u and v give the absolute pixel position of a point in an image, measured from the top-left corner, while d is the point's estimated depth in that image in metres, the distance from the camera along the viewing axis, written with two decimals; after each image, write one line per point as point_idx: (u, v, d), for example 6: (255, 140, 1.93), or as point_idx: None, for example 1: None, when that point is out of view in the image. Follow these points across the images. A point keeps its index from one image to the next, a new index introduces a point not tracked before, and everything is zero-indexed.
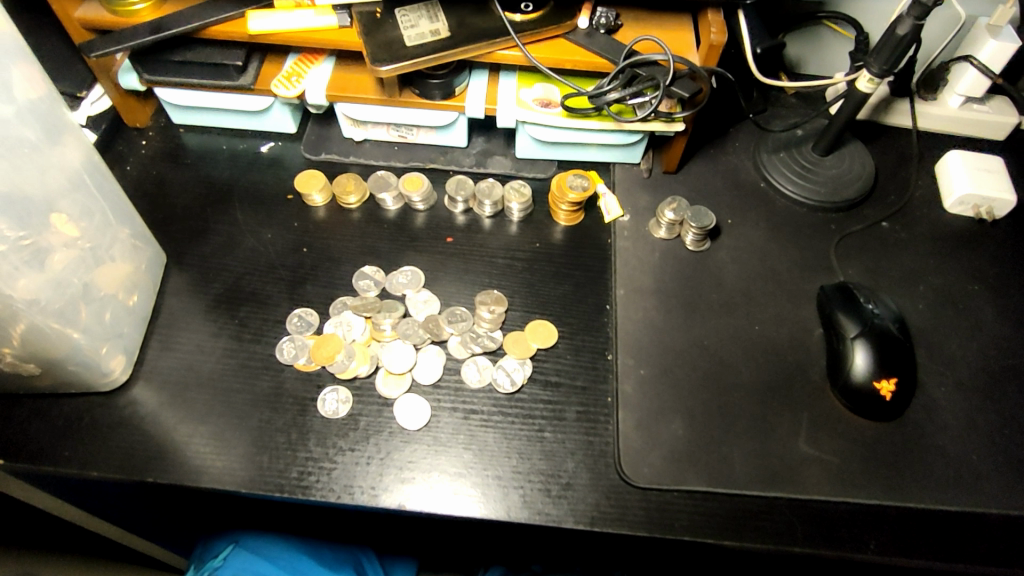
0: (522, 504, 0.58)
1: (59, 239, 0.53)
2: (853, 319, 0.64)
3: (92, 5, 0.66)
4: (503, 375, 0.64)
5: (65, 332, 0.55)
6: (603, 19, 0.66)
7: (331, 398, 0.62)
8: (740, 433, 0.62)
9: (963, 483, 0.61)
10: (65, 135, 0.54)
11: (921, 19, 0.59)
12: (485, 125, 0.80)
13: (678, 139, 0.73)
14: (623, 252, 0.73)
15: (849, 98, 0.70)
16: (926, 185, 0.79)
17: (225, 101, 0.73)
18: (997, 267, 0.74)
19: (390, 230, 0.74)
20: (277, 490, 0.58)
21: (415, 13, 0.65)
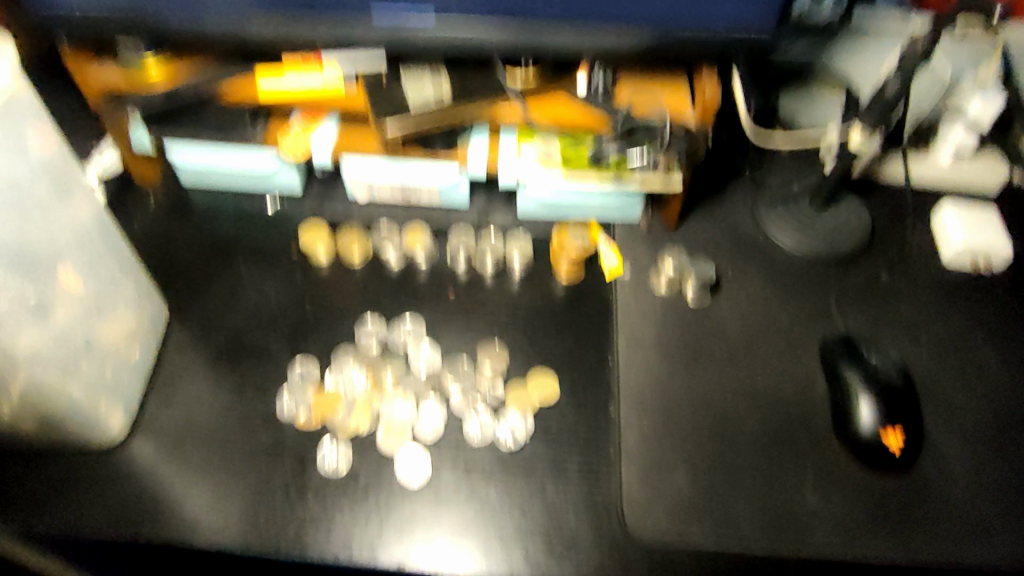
0: (523, 562, 0.57)
1: (64, 294, 0.54)
2: (856, 371, 0.63)
3: (106, 64, 0.69)
4: (504, 431, 0.63)
5: (65, 386, 0.55)
6: (600, 81, 0.69)
7: (331, 453, 0.61)
8: (746, 488, 0.61)
9: (975, 540, 0.59)
10: (76, 193, 0.55)
11: (909, 78, 0.61)
12: (487, 181, 0.82)
13: (676, 195, 0.74)
14: (624, 305, 0.73)
15: (843, 153, 0.71)
16: (924, 236, 0.80)
17: (232, 159, 0.75)
18: (998, 318, 0.74)
19: (392, 283, 0.74)
20: (274, 550, 0.57)
21: (422, 75, 0.69)
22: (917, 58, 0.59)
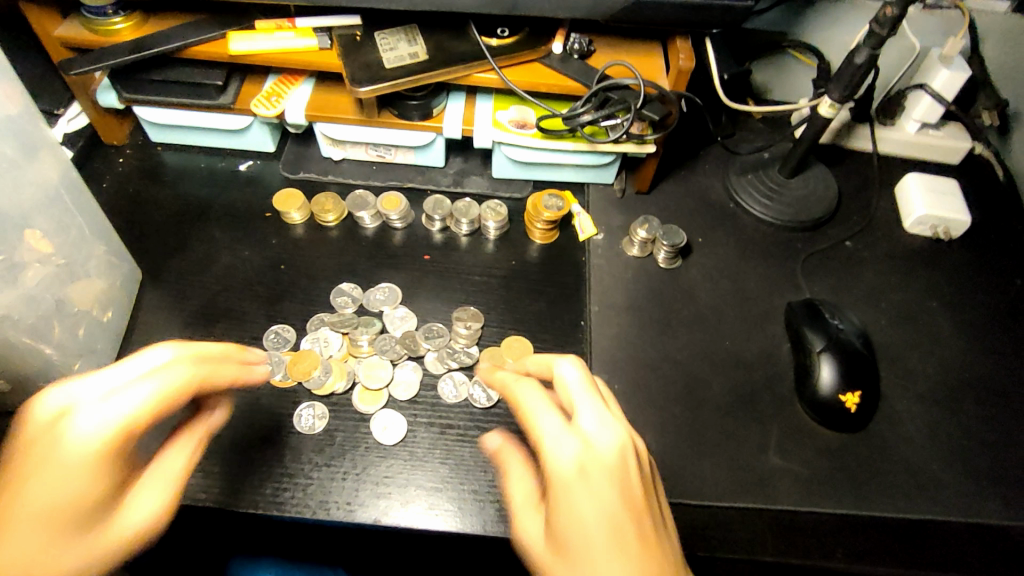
0: (497, 517, 0.58)
1: (32, 255, 0.53)
2: (817, 334, 0.66)
3: (73, 24, 0.67)
4: (479, 390, 0.64)
5: (37, 348, 0.54)
6: (576, 44, 0.68)
7: (307, 414, 0.62)
8: (712, 445, 0.64)
9: (925, 492, 0.63)
10: (42, 151, 0.54)
11: (877, 49, 0.63)
12: (463, 146, 0.82)
13: (650, 161, 0.75)
14: (597, 271, 0.74)
15: (812, 122, 0.73)
16: (887, 206, 0.83)
17: (204, 119, 0.74)
18: (954, 284, 0.77)
19: (367, 248, 0.75)
20: (252, 507, 0.57)
21: (395, 36, 0.67)
22: (886, 28, 0.61)
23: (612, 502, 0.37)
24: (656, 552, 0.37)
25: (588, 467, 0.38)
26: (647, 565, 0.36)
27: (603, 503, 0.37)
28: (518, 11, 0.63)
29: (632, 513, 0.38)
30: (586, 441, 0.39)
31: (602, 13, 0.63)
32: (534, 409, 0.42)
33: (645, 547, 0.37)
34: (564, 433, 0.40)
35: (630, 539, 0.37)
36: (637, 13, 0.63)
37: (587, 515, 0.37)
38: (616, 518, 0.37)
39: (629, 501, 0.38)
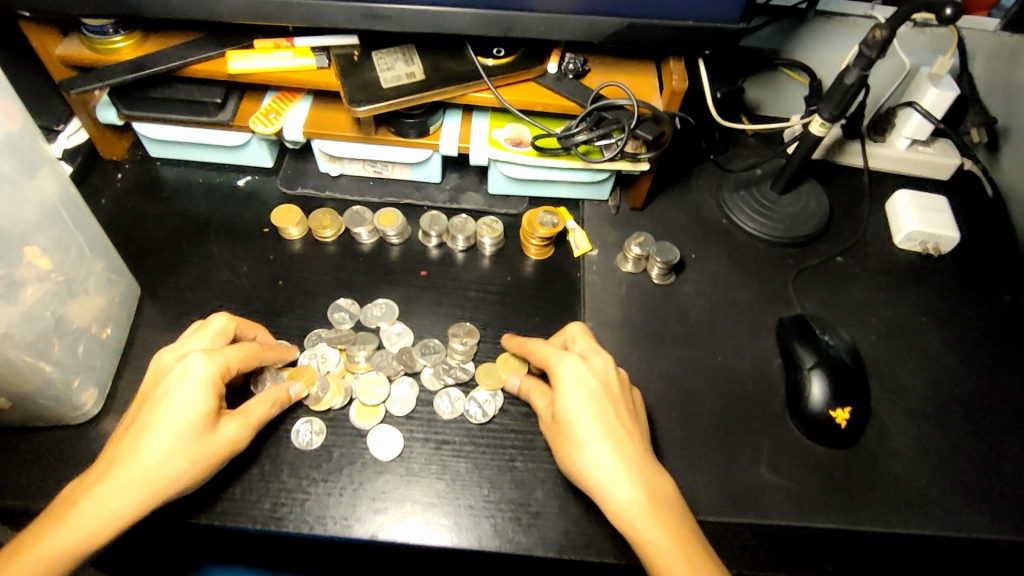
0: (492, 532, 0.58)
1: (31, 272, 0.54)
2: (808, 350, 0.67)
3: (73, 42, 0.68)
4: (475, 406, 0.65)
5: (37, 365, 0.55)
6: (571, 65, 0.69)
7: (305, 430, 0.63)
8: (704, 461, 0.64)
9: (915, 507, 0.64)
10: (41, 168, 0.55)
11: (867, 70, 0.64)
12: (459, 162, 0.83)
13: (644, 178, 0.76)
14: (591, 287, 0.75)
15: (803, 141, 0.74)
16: (878, 222, 0.84)
17: (203, 135, 0.75)
18: (943, 300, 0.78)
19: (364, 264, 0.75)
20: (250, 522, 0.58)
21: (393, 56, 0.68)
22: (875, 51, 0.62)
23: (595, 392, 0.56)
24: (623, 422, 0.55)
25: (578, 371, 0.57)
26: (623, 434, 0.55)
27: (586, 392, 0.56)
28: (513, 32, 0.64)
29: (608, 404, 0.56)
30: (580, 359, 0.58)
31: (597, 35, 0.64)
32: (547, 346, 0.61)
33: (616, 420, 0.55)
34: (563, 354, 0.59)
35: (604, 414, 0.55)
36: (631, 35, 0.64)
37: (575, 401, 0.56)
38: (597, 403, 0.55)
39: (605, 397, 0.56)
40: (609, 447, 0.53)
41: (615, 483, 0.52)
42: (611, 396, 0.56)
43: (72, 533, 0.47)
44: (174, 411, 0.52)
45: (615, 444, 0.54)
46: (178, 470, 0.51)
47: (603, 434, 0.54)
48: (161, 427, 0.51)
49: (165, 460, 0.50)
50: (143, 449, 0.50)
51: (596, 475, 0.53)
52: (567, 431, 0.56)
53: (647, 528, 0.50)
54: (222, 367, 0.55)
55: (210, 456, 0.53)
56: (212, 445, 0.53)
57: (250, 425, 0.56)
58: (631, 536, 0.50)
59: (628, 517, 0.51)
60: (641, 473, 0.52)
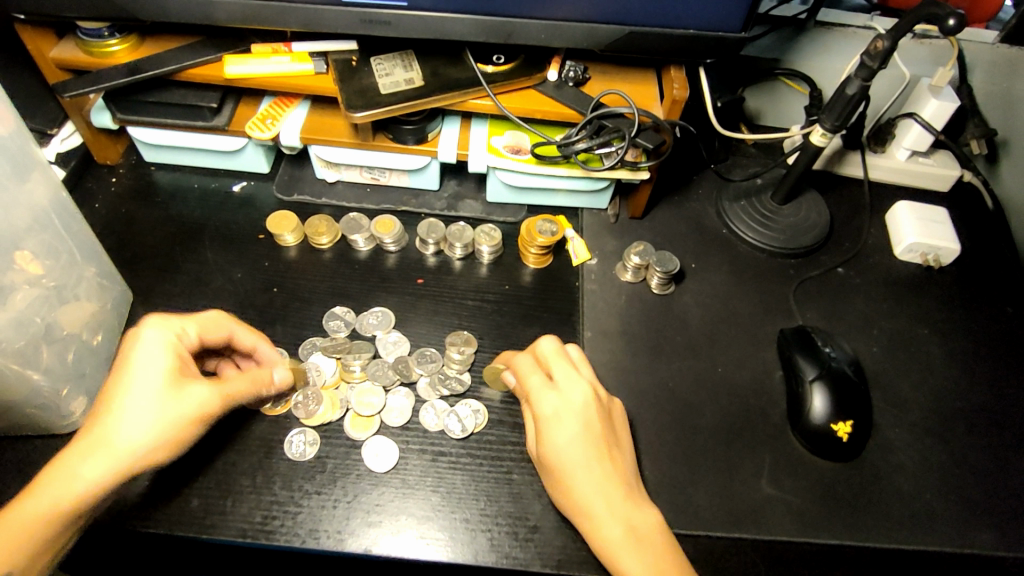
0: (489, 547, 0.57)
1: (21, 277, 0.53)
2: (810, 362, 0.66)
3: (68, 45, 0.67)
4: (455, 421, 0.64)
5: (25, 374, 0.54)
6: (571, 72, 0.68)
7: (297, 440, 0.62)
8: (704, 474, 0.63)
9: (918, 522, 0.63)
10: (33, 173, 0.53)
11: (868, 81, 0.63)
12: (458, 169, 0.82)
13: (644, 186, 0.76)
14: (590, 296, 0.74)
15: (804, 150, 0.73)
16: (878, 233, 0.84)
17: (199, 140, 0.74)
18: (945, 312, 0.78)
19: (361, 271, 0.74)
20: (240, 535, 0.56)
21: (391, 62, 0.67)
22: (877, 62, 0.62)
23: (577, 432, 0.54)
24: (609, 458, 0.54)
25: (566, 406, 0.55)
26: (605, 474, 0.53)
27: (567, 433, 0.54)
28: (514, 39, 0.64)
29: (595, 441, 0.54)
30: (564, 391, 0.56)
31: (597, 43, 0.64)
32: (529, 370, 0.58)
33: (601, 460, 0.54)
34: (549, 386, 0.56)
35: (587, 456, 0.53)
36: (632, 42, 0.64)
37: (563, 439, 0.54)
38: (579, 443, 0.53)
39: (587, 436, 0.54)
40: (595, 486, 0.53)
41: (601, 522, 0.52)
42: (598, 430, 0.55)
43: (43, 502, 0.45)
44: (134, 372, 0.49)
45: (596, 484, 0.53)
46: (150, 433, 0.48)
47: (590, 474, 0.53)
48: (126, 389, 0.49)
49: (128, 431, 0.48)
50: (110, 414, 0.48)
51: (578, 513, 0.53)
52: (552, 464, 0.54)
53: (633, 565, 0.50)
54: (179, 339, 0.53)
55: (180, 416, 0.50)
56: (184, 411, 0.50)
57: (225, 395, 0.53)
58: (614, 567, 0.51)
59: (610, 556, 0.51)
60: (623, 512, 0.52)
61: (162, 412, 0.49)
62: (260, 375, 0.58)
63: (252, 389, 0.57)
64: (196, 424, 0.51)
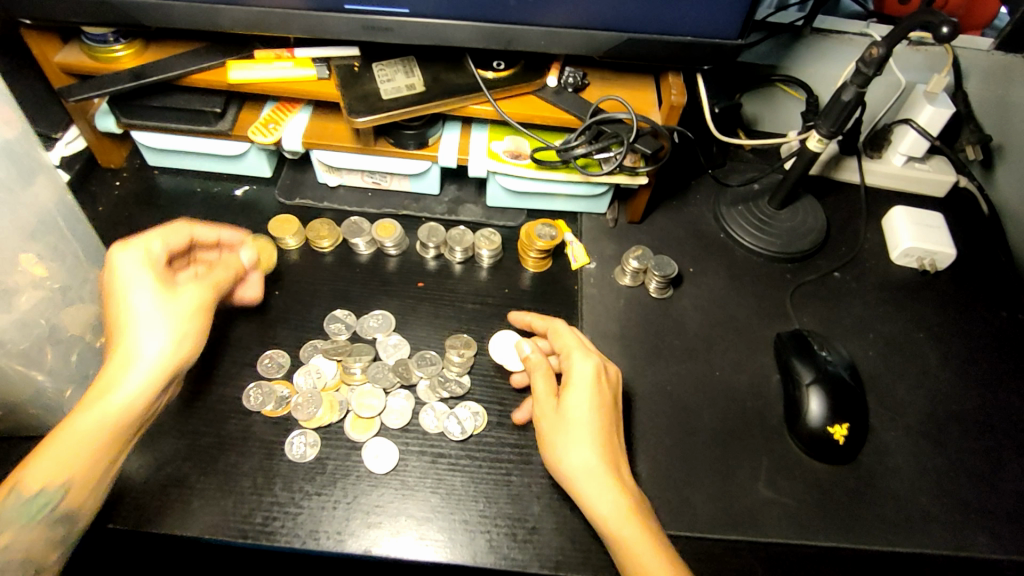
0: (488, 548, 0.58)
1: (26, 280, 0.53)
2: (806, 365, 0.67)
3: (73, 50, 0.68)
4: (454, 423, 0.64)
5: (28, 374, 0.55)
6: (570, 78, 0.69)
7: (298, 442, 0.62)
8: (701, 476, 0.64)
9: (914, 525, 0.63)
10: (38, 176, 0.54)
11: (864, 87, 0.64)
12: (458, 174, 0.83)
13: (642, 191, 0.76)
14: (589, 299, 0.75)
15: (801, 156, 0.74)
16: (874, 238, 0.84)
17: (202, 144, 0.74)
18: (941, 317, 0.78)
19: (361, 275, 0.75)
20: (240, 536, 0.57)
21: (392, 68, 0.68)
22: (872, 68, 0.62)
23: (600, 399, 0.58)
24: (610, 438, 0.57)
25: (593, 375, 0.58)
26: (613, 445, 0.57)
27: (593, 397, 0.58)
28: (514, 46, 0.64)
29: (604, 417, 0.57)
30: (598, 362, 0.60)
31: (596, 50, 0.65)
32: (567, 338, 0.62)
33: (610, 433, 0.57)
34: (583, 354, 0.60)
35: (602, 424, 0.57)
36: (630, 49, 0.65)
37: (581, 403, 0.57)
38: (600, 409, 0.57)
39: (607, 407, 0.58)
40: (597, 455, 0.55)
41: (595, 492, 0.54)
42: (609, 410, 0.58)
43: (95, 420, 0.45)
44: (132, 292, 0.49)
45: (604, 450, 0.56)
46: (170, 336, 0.49)
47: (594, 443, 0.56)
48: (130, 309, 0.49)
49: (148, 346, 0.48)
50: (123, 334, 0.48)
51: (582, 472, 0.55)
52: (560, 424, 0.57)
53: (628, 533, 0.52)
54: (151, 256, 0.52)
55: (188, 314, 0.51)
56: (193, 318, 0.51)
57: (214, 289, 0.55)
58: (609, 533, 0.53)
59: (606, 517, 0.53)
60: (622, 483, 0.55)
61: (173, 323, 0.50)
62: (232, 261, 0.61)
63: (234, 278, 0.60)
64: (205, 319, 0.53)
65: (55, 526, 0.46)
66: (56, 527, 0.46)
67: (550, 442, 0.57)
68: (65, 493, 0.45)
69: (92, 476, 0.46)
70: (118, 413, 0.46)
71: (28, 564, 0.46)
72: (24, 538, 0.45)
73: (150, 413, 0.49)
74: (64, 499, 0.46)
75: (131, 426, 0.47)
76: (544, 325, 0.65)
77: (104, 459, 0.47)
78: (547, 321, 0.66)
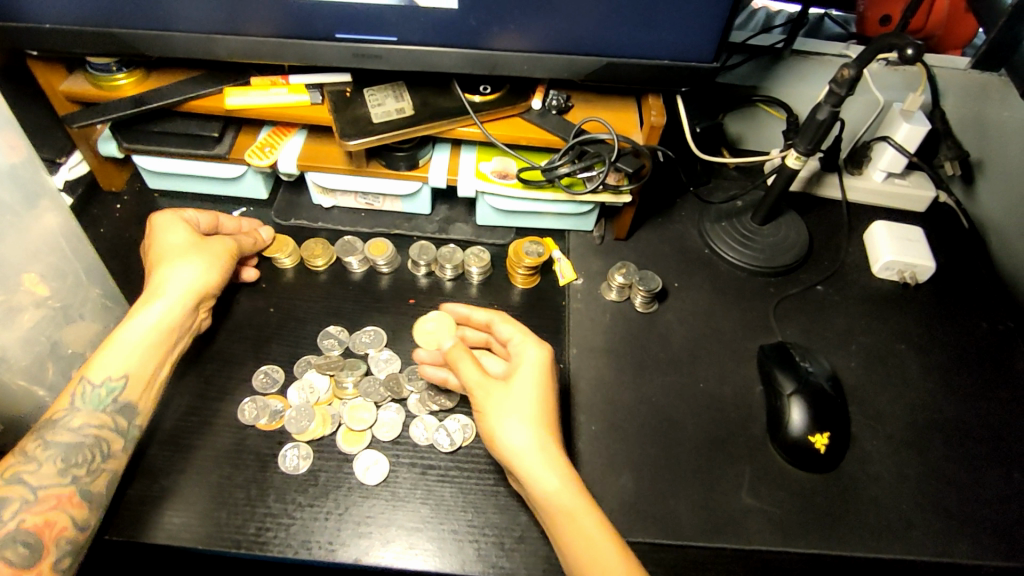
0: (476, 557, 0.59)
1: (29, 299, 0.56)
2: (787, 376, 0.68)
3: (78, 79, 0.71)
4: (444, 434, 0.66)
5: (30, 389, 0.58)
6: (554, 101, 0.72)
7: (291, 455, 0.64)
8: (685, 486, 0.65)
9: (894, 531, 0.64)
10: (42, 200, 0.56)
11: (838, 107, 0.66)
12: (449, 194, 0.86)
13: (627, 209, 0.79)
14: (577, 314, 0.77)
15: (780, 173, 0.76)
16: (856, 252, 0.86)
17: (200, 168, 0.77)
18: (921, 328, 0.80)
19: (355, 292, 0.77)
20: (234, 546, 0.58)
21: (383, 93, 0.71)
22: (844, 88, 0.65)
23: (545, 386, 0.60)
24: (552, 425, 0.59)
25: (542, 363, 0.61)
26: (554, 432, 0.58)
27: (538, 384, 0.59)
28: (499, 71, 0.67)
29: (548, 402, 0.59)
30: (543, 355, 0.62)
31: (577, 73, 0.68)
32: (513, 328, 0.64)
33: (551, 422, 0.59)
34: (535, 342, 0.62)
35: (547, 412, 0.59)
36: (610, 72, 0.67)
37: (527, 389, 0.59)
38: (544, 395, 0.59)
39: (550, 396, 0.60)
40: (543, 438, 0.57)
41: (541, 470, 0.55)
42: (551, 401, 0.60)
43: (150, 320, 0.59)
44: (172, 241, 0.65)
45: (550, 438, 0.57)
46: (206, 267, 0.64)
47: (536, 425, 0.57)
48: (171, 251, 0.64)
49: (185, 273, 0.62)
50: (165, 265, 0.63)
51: (523, 455, 0.56)
52: (505, 403, 0.58)
53: (576, 511, 0.53)
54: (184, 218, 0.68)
55: (217, 255, 0.66)
56: (214, 252, 0.66)
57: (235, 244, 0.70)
58: (553, 513, 0.54)
59: (550, 497, 0.54)
60: (568, 470, 0.56)
61: (199, 254, 0.64)
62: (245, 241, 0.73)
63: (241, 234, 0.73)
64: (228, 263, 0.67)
65: (117, 416, 0.56)
66: (118, 420, 0.56)
67: (492, 420, 0.58)
68: (125, 385, 0.56)
69: (145, 371, 0.58)
70: (165, 313, 0.60)
71: (99, 449, 0.54)
72: (94, 424, 0.55)
73: (188, 330, 0.63)
74: (125, 390, 0.56)
75: (174, 326, 0.60)
76: (486, 318, 0.66)
77: (154, 355, 0.58)
78: (489, 313, 0.66)
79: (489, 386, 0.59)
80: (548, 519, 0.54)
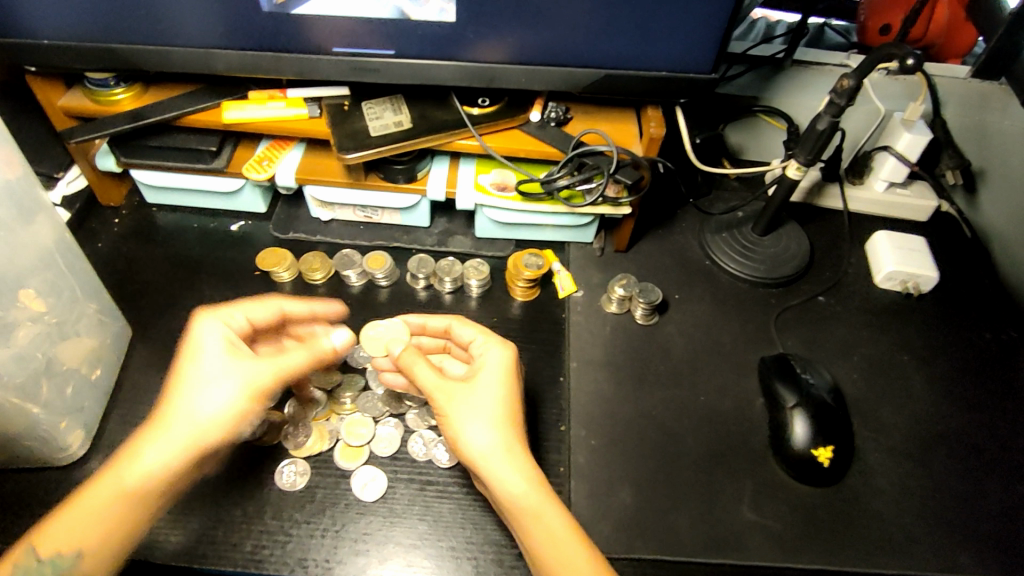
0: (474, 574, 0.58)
1: (24, 314, 0.55)
2: (789, 389, 0.68)
3: (75, 94, 0.71)
4: (442, 450, 0.65)
5: (24, 408, 0.56)
6: (553, 113, 0.72)
7: (288, 471, 0.63)
8: (685, 501, 0.64)
9: (899, 547, 0.63)
10: (38, 215, 0.56)
11: (837, 117, 0.66)
12: (448, 206, 0.85)
13: (627, 221, 0.78)
14: (577, 327, 0.76)
15: (781, 184, 0.76)
16: (858, 262, 0.86)
17: (198, 182, 0.77)
18: (924, 339, 0.79)
19: (353, 306, 0.77)
20: (230, 565, 0.58)
21: (381, 106, 0.70)
22: (844, 99, 0.64)
23: (508, 385, 0.58)
24: (517, 421, 0.57)
25: (504, 363, 0.60)
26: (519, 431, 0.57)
27: (501, 382, 0.58)
28: (497, 84, 0.67)
29: (514, 401, 0.58)
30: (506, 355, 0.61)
31: (575, 86, 0.67)
32: (475, 330, 0.63)
33: (516, 420, 0.57)
34: (499, 342, 0.61)
35: (511, 410, 0.57)
36: (608, 84, 0.67)
37: (492, 388, 0.58)
38: (508, 394, 0.58)
39: (514, 394, 0.58)
40: (507, 436, 0.55)
41: (505, 470, 0.54)
42: (516, 398, 0.58)
43: (130, 479, 0.49)
44: (204, 360, 0.54)
45: (516, 438, 0.56)
46: (229, 405, 0.53)
47: (500, 426, 0.56)
48: (197, 372, 0.53)
49: (208, 403, 0.52)
50: (186, 396, 0.52)
51: (486, 454, 0.54)
52: (467, 404, 0.56)
53: (542, 510, 0.52)
54: (230, 325, 0.56)
55: (249, 389, 0.54)
56: (257, 371, 0.55)
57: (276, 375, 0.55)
58: (517, 512, 0.53)
59: (515, 497, 0.53)
60: (534, 469, 0.55)
61: (235, 371, 0.54)
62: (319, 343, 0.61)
63: (315, 365, 0.59)
64: (253, 402, 0.54)
65: None
66: None
67: (452, 421, 0.56)
68: (77, 560, 0.47)
69: (105, 547, 0.48)
70: (153, 469, 0.50)
71: None
72: None
73: (182, 482, 0.52)
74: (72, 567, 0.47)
75: (153, 488, 0.50)
76: (444, 323, 0.65)
77: (116, 523, 0.49)
78: (446, 319, 0.66)
79: (449, 389, 0.57)
80: (512, 516, 0.54)
